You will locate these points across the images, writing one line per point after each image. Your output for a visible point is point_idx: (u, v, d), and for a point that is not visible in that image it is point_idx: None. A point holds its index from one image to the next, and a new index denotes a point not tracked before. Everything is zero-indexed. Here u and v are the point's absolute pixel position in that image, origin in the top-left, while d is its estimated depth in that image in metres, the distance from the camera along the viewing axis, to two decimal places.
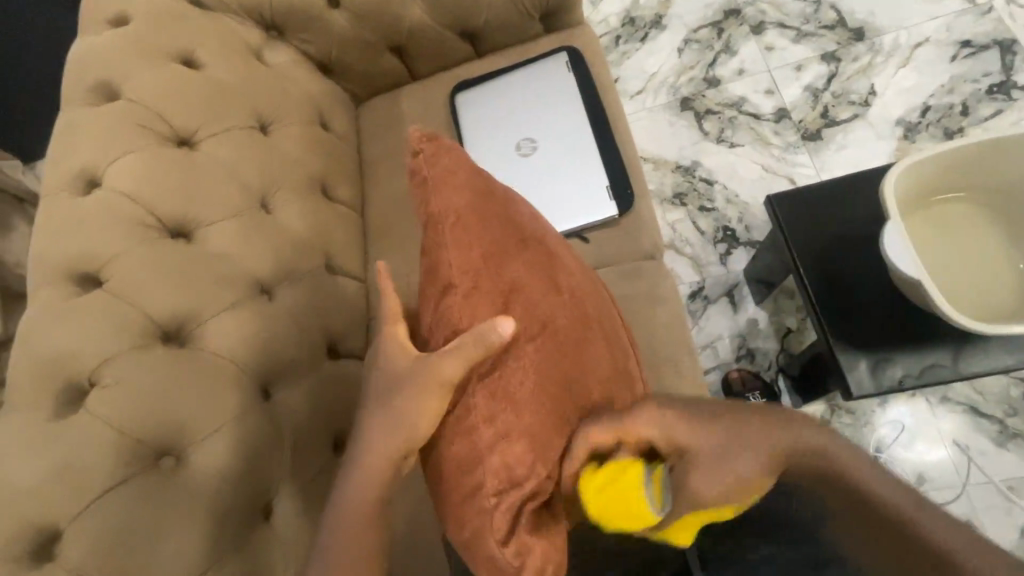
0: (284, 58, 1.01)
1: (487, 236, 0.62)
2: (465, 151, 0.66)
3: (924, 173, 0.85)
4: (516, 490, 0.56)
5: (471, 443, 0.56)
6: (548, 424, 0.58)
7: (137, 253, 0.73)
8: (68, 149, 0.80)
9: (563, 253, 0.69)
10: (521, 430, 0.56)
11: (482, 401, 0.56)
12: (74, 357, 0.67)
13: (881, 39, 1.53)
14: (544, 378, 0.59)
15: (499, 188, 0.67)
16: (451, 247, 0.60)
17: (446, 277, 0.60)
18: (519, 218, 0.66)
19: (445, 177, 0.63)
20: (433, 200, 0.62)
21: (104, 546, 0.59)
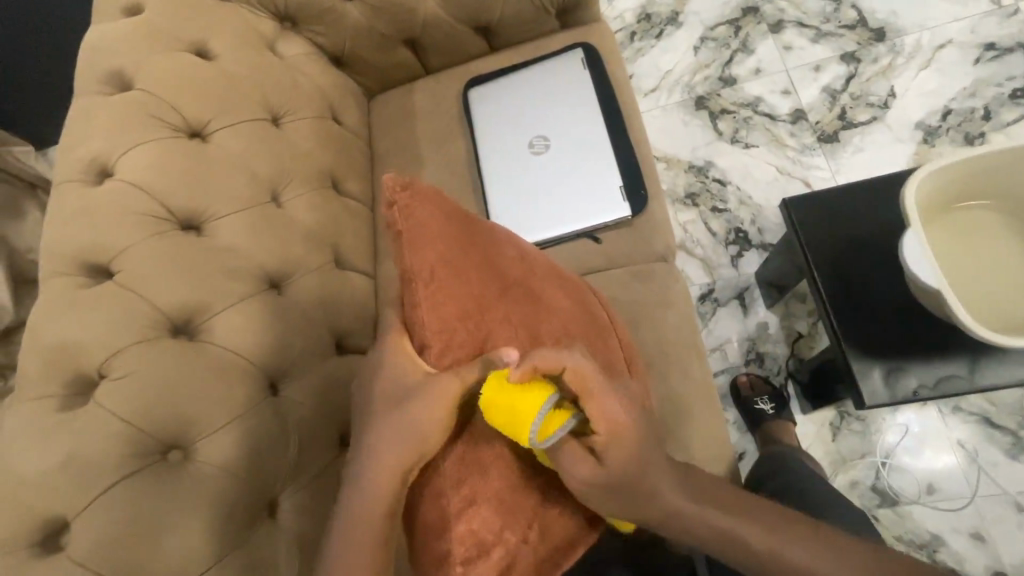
0: (297, 51, 1.01)
1: (468, 289, 0.60)
2: (443, 199, 0.63)
3: (947, 179, 0.83)
4: (483, 558, 0.56)
5: (440, 511, 0.55)
6: (517, 484, 0.60)
7: (148, 245, 0.73)
8: (80, 139, 0.80)
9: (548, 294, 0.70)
10: (489, 496, 0.57)
11: (451, 468, 0.56)
12: (83, 348, 0.67)
13: (902, 40, 1.50)
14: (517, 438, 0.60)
15: (480, 235, 0.66)
16: (427, 308, 0.58)
17: (424, 339, 0.58)
18: (500, 266, 0.66)
19: (422, 234, 0.60)
20: (409, 257, 0.59)
21: (112, 539, 0.59)
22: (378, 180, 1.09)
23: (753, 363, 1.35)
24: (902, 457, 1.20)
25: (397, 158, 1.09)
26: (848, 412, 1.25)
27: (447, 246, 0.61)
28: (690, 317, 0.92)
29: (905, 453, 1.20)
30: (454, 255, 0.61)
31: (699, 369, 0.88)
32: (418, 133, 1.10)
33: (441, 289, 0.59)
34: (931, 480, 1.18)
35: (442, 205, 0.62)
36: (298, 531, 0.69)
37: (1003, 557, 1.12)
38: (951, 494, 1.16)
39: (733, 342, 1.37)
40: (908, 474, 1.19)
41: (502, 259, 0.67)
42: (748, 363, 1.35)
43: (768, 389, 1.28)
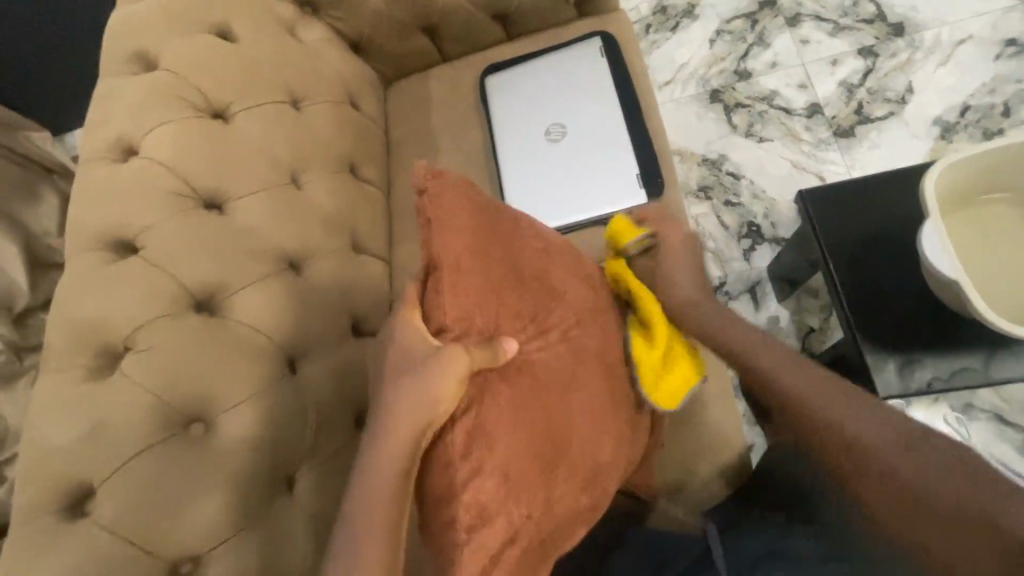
0: (317, 35, 1.01)
1: (488, 274, 0.60)
2: (469, 186, 0.62)
3: (967, 171, 0.83)
4: (489, 527, 0.54)
5: (448, 479, 0.53)
6: (527, 460, 0.57)
7: (171, 222, 0.74)
8: (105, 118, 0.81)
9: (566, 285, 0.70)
10: (499, 468, 0.54)
11: (458, 441, 0.53)
12: (109, 322, 0.68)
13: (921, 35, 1.49)
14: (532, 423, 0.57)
15: (503, 223, 0.65)
16: (450, 294, 0.57)
17: (443, 322, 0.57)
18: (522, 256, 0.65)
19: (451, 220, 0.59)
20: (435, 241, 0.58)
21: (135, 506, 0.61)
22: (393, 166, 1.09)
23: None
24: None
25: (413, 145, 1.10)
26: None
27: (472, 234, 0.60)
28: None
29: None
30: (478, 243, 0.60)
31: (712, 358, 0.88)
32: (435, 120, 1.10)
33: (464, 273, 0.58)
34: None
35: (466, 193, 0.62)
36: (315, 506, 0.70)
37: None
38: None
39: None
40: None
41: (526, 253, 0.67)
42: None
43: None
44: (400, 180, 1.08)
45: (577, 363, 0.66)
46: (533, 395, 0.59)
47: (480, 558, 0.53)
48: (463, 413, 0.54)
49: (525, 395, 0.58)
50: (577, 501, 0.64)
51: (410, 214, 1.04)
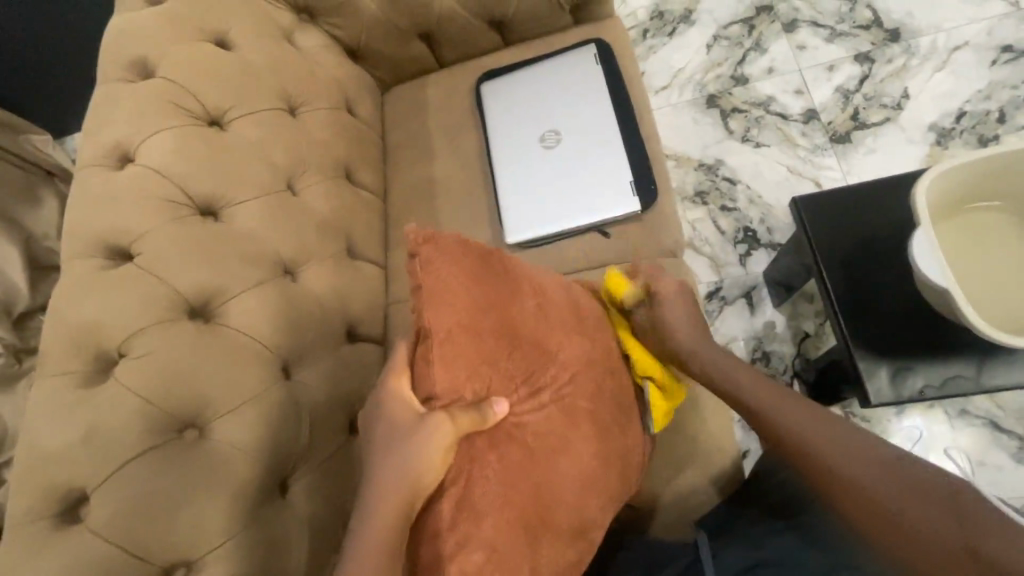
0: (314, 42, 1.02)
1: (481, 346, 0.61)
2: (467, 251, 0.63)
3: (958, 179, 0.83)
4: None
5: (435, 551, 0.56)
6: (510, 526, 0.59)
7: (167, 229, 0.74)
8: (103, 125, 0.81)
9: (563, 348, 0.69)
10: (483, 539, 0.57)
11: (449, 516, 0.56)
12: (105, 328, 0.69)
13: (917, 41, 1.49)
14: (516, 492, 0.60)
15: (501, 286, 0.65)
16: (438, 367, 0.58)
17: (429, 391, 0.59)
18: (517, 320, 0.65)
19: (444, 292, 0.60)
20: (427, 313, 0.60)
21: (129, 511, 0.61)
22: (390, 171, 1.10)
23: (759, 362, 1.35)
24: None
25: (410, 151, 1.10)
26: (853, 413, 1.25)
27: (468, 308, 0.60)
28: None
29: None
30: (474, 317, 0.61)
31: None
32: (431, 126, 1.11)
33: (458, 345, 0.59)
34: None
35: (464, 263, 0.62)
36: (308, 511, 0.71)
37: None
38: None
39: (739, 340, 1.37)
40: None
41: (524, 317, 0.66)
42: (753, 362, 1.35)
43: None
44: (396, 186, 1.08)
45: (570, 424, 0.67)
46: (522, 463, 0.61)
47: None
48: (452, 487, 0.57)
49: (515, 465, 0.61)
50: (565, 553, 0.66)
51: (406, 220, 1.04)
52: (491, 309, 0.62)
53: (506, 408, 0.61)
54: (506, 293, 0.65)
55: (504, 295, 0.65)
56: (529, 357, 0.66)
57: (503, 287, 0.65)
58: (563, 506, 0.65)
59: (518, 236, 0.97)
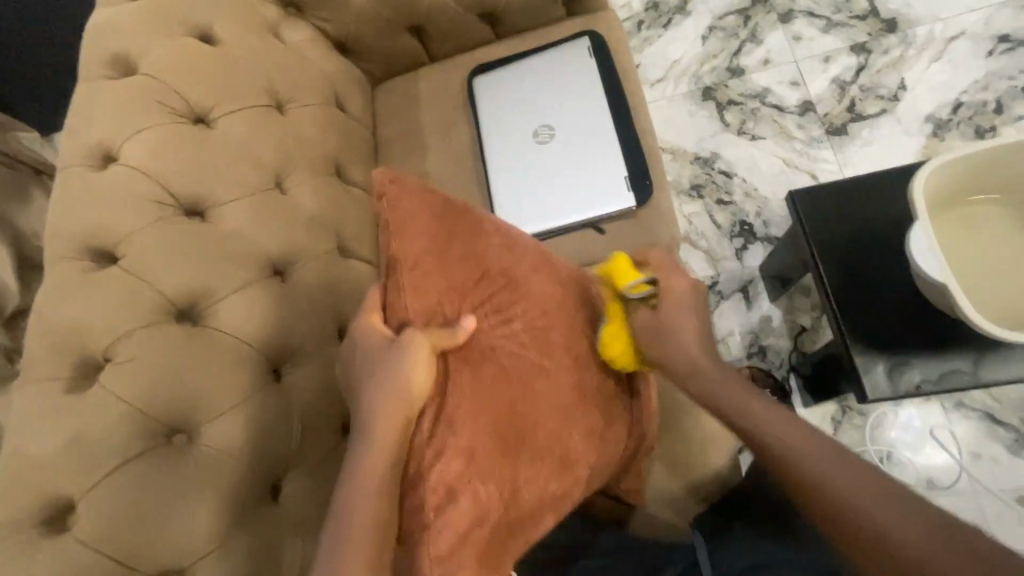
0: (302, 36, 1.00)
1: (450, 275, 0.62)
2: (431, 190, 0.63)
3: (956, 172, 0.82)
4: (455, 505, 0.57)
5: (416, 466, 0.57)
6: (488, 444, 0.60)
7: (152, 230, 0.73)
8: (85, 123, 0.80)
9: (537, 278, 0.70)
10: (463, 453, 0.58)
11: (427, 428, 0.57)
12: (90, 332, 0.67)
13: (914, 31, 1.48)
14: (491, 412, 0.60)
15: (468, 216, 0.66)
16: (409, 289, 0.59)
17: (402, 315, 0.59)
18: (486, 249, 0.66)
19: (410, 223, 0.61)
20: (394, 243, 0.60)
21: (117, 519, 0.60)
22: (382, 168, 1.09)
23: (755, 356, 1.34)
24: (904, 453, 1.20)
25: (402, 146, 1.09)
26: (849, 407, 1.25)
27: (434, 238, 0.62)
28: None
29: (905, 447, 1.20)
30: (439, 247, 0.62)
31: None
32: (423, 122, 1.09)
33: (428, 278, 0.60)
34: (932, 475, 1.18)
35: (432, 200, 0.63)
36: (301, 515, 0.70)
37: None
38: (951, 490, 1.16)
39: (735, 335, 1.37)
40: (908, 468, 1.19)
41: (493, 252, 0.67)
42: (750, 356, 1.35)
43: (770, 382, 1.28)
44: None
45: (546, 355, 0.67)
46: (497, 382, 0.62)
47: (446, 537, 0.56)
48: (432, 401, 0.58)
49: (489, 383, 0.61)
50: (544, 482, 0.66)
51: None
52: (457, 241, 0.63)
53: (474, 324, 0.61)
54: (476, 229, 0.66)
55: (472, 231, 0.66)
56: (499, 286, 0.66)
57: (472, 222, 0.66)
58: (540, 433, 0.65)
59: None
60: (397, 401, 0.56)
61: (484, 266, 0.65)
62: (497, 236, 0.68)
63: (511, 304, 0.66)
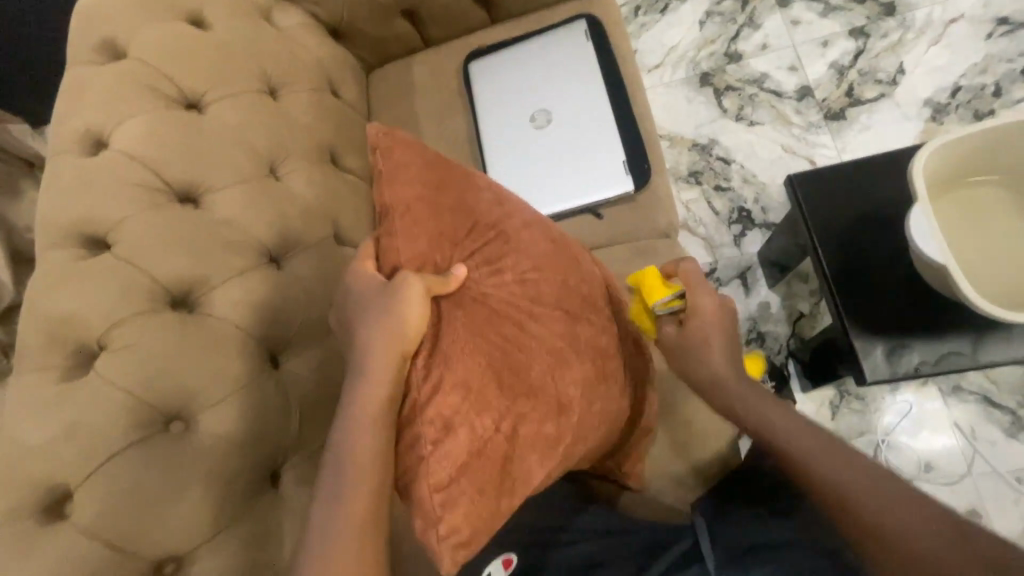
0: (294, 21, 0.99)
1: (440, 221, 0.61)
2: (422, 142, 0.63)
3: (956, 153, 0.82)
4: (453, 438, 0.56)
5: (413, 402, 0.57)
6: (484, 378, 0.58)
7: (144, 217, 0.72)
8: (74, 110, 0.78)
9: (536, 229, 0.69)
10: (458, 387, 0.57)
11: (422, 364, 0.58)
12: (85, 321, 0.67)
13: (912, 14, 1.47)
14: (485, 350, 0.59)
15: (458, 170, 0.65)
16: (400, 237, 0.60)
17: (395, 263, 0.60)
18: (479, 201, 0.65)
19: (400, 169, 0.61)
20: (385, 192, 0.61)
21: (114, 506, 0.59)
22: None
23: (753, 342, 1.34)
24: (901, 437, 1.21)
25: None
26: (847, 392, 1.25)
27: (424, 186, 0.62)
28: None
29: (902, 431, 1.21)
30: (432, 194, 0.62)
31: None
32: (418, 108, 1.08)
33: (417, 226, 0.60)
34: (928, 458, 1.19)
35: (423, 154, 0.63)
36: (300, 502, 0.69)
37: (998, 534, 1.12)
38: (947, 473, 1.17)
39: (734, 321, 1.37)
40: (905, 452, 1.20)
41: (484, 203, 0.66)
42: (748, 342, 1.35)
43: (769, 368, 1.28)
44: None
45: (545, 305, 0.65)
46: (490, 326, 0.60)
47: (445, 468, 0.55)
48: (425, 340, 0.58)
49: (483, 325, 0.60)
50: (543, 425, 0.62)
51: None
52: (447, 189, 0.63)
53: (466, 272, 0.61)
54: (467, 183, 0.66)
55: (464, 185, 0.65)
56: (491, 237, 0.64)
57: (464, 175, 0.66)
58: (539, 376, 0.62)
59: None
60: (390, 335, 0.57)
61: (475, 215, 0.64)
62: (488, 189, 0.68)
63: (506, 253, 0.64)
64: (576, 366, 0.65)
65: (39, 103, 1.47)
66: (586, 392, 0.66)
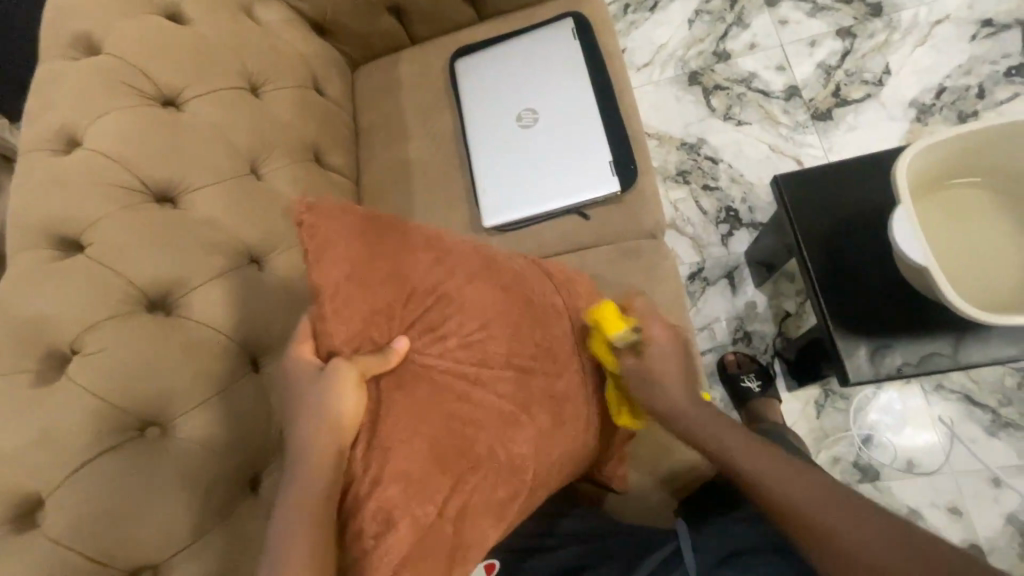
0: (276, 16, 0.97)
1: (374, 299, 0.62)
2: (350, 213, 0.63)
3: (940, 155, 0.82)
4: (397, 529, 0.57)
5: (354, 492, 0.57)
6: (426, 459, 0.60)
7: (120, 217, 0.70)
8: (47, 106, 0.76)
9: (473, 293, 0.68)
10: (398, 473, 0.58)
11: (361, 454, 0.58)
12: (58, 324, 0.65)
13: (898, 15, 1.48)
14: (424, 430, 0.61)
15: (390, 239, 0.65)
16: (333, 320, 0.60)
17: (329, 347, 0.60)
18: (413, 271, 0.66)
19: (330, 247, 0.60)
20: (315, 273, 0.60)
21: (88, 515, 0.58)
22: (362, 153, 1.06)
23: (740, 342, 1.35)
24: (884, 435, 1.22)
25: (383, 131, 1.06)
26: (832, 390, 1.26)
27: (355, 266, 0.61)
28: (678, 293, 0.91)
29: (886, 429, 1.22)
30: (364, 272, 0.62)
31: (687, 347, 0.88)
32: (404, 106, 1.07)
33: (353, 305, 0.61)
34: (911, 456, 1.20)
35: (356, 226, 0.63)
36: None
37: (978, 531, 1.14)
38: (929, 470, 1.18)
39: (721, 321, 1.37)
40: (889, 450, 1.21)
41: (422, 272, 0.66)
42: (735, 342, 1.35)
43: (755, 367, 1.29)
44: (369, 168, 1.05)
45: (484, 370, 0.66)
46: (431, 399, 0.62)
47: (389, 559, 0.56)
48: (363, 427, 0.59)
49: (425, 400, 0.62)
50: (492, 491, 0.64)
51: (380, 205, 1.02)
52: (382, 262, 0.63)
53: (407, 344, 0.63)
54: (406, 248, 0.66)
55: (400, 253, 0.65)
56: (431, 306, 0.66)
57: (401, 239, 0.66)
58: (481, 450, 0.63)
59: (496, 219, 0.94)
60: (328, 426, 0.57)
61: (414, 287, 0.65)
62: (429, 250, 0.68)
63: (444, 327, 0.66)
64: (526, 421, 0.67)
65: (14, 97, 1.43)
66: (539, 446, 0.68)
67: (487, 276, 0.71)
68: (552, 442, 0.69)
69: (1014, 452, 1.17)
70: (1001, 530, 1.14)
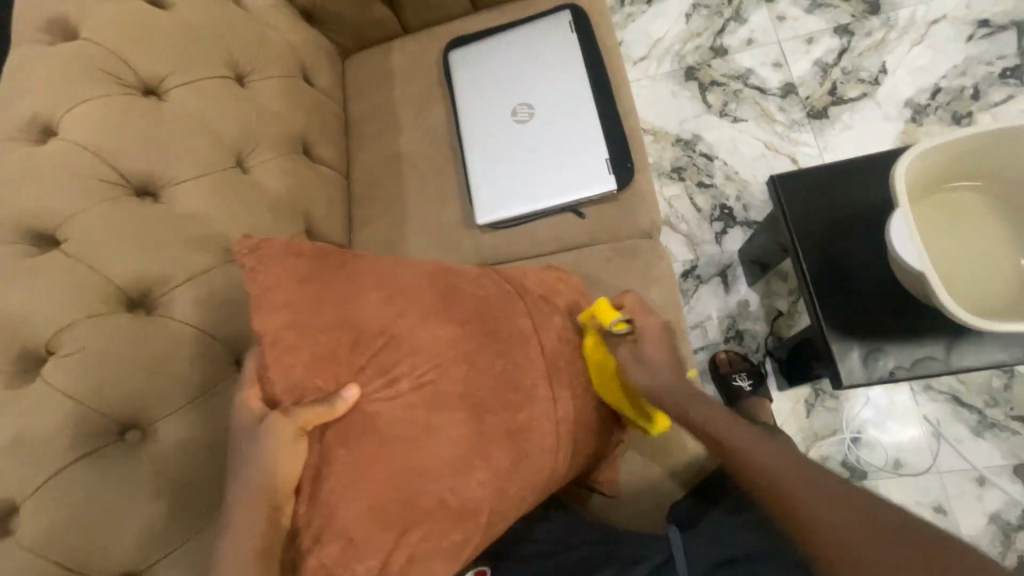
0: (263, 3, 0.93)
1: (316, 344, 0.61)
2: (291, 256, 0.62)
3: (939, 158, 0.81)
4: None
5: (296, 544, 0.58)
6: (366, 512, 0.58)
7: (98, 211, 0.67)
8: (17, 91, 0.71)
9: (427, 329, 0.66)
10: (337, 528, 0.57)
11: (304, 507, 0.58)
12: (27, 323, 0.61)
13: (896, 14, 1.47)
14: (367, 481, 0.59)
15: (336, 281, 0.64)
16: (274, 369, 0.60)
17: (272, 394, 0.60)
18: (360, 312, 0.64)
19: (269, 294, 0.61)
20: (257, 322, 0.60)
21: (64, 522, 0.56)
22: (352, 146, 1.04)
23: (732, 340, 1.35)
24: (873, 435, 1.23)
25: (373, 123, 1.03)
26: (822, 390, 1.27)
27: (298, 313, 0.61)
28: (673, 294, 0.90)
29: (874, 429, 1.23)
30: (305, 318, 0.61)
31: (681, 348, 0.87)
32: (396, 97, 1.04)
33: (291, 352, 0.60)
34: (898, 455, 1.21)
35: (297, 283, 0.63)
36: None
37: (963, 529, 1.15)
38: (916, 469, 1.20)
39: (713, 319, 1.37)
40: (877, 449, 1.22)
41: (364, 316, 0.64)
42: (727, 340, 1.35)
43: (746, 366, 1.29)
44: (359, 162, 1.02)
45: (435, 412, 0.63)
46: (381, 447, 0.60)
47: None
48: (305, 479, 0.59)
49: (368, 449, 0.60)
50: (444, 537, 0.62)
51: (370, 200, 1.00)
52: (323, 309, 0.62)
53: (356, 392, 0.61)
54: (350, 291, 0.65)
55: (344, 299, 0.64)
56: (380, 347, 0.64)
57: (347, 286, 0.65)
58: (430, 497, 0.61)
59: (490, 216, 0.92)
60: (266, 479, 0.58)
61: (362, 328, 0.64)
62: (378, 290, 0.66)
63: (393, 370, 0.63)
64: (481, 465, 0.64)
65: None
66: (495, 488, 0.65)
67: (444, 312, 0.68)
68: (510, 483, 0.67)
69: (999, 452, 1.18)
70: (985, 528, 1.15)
